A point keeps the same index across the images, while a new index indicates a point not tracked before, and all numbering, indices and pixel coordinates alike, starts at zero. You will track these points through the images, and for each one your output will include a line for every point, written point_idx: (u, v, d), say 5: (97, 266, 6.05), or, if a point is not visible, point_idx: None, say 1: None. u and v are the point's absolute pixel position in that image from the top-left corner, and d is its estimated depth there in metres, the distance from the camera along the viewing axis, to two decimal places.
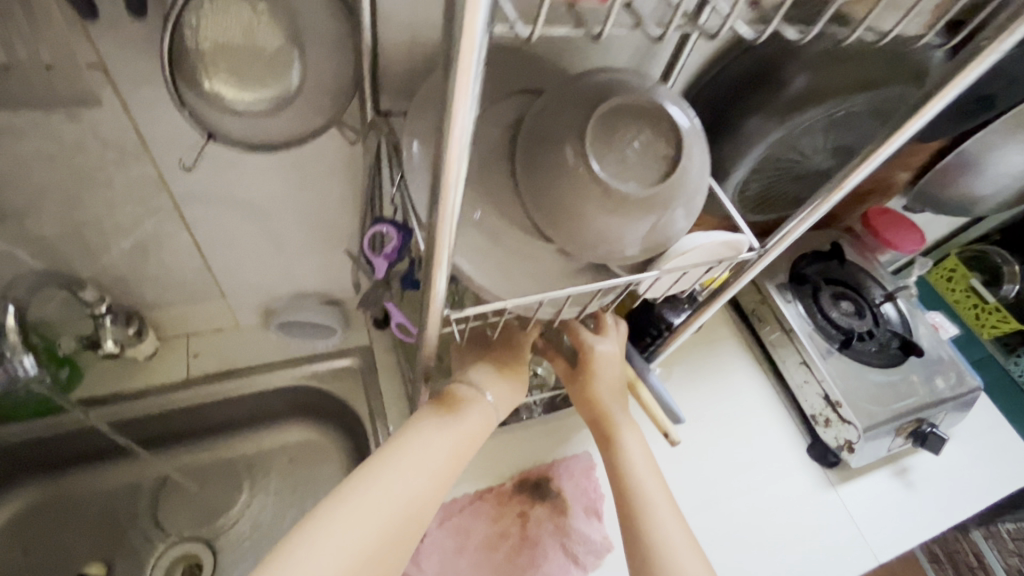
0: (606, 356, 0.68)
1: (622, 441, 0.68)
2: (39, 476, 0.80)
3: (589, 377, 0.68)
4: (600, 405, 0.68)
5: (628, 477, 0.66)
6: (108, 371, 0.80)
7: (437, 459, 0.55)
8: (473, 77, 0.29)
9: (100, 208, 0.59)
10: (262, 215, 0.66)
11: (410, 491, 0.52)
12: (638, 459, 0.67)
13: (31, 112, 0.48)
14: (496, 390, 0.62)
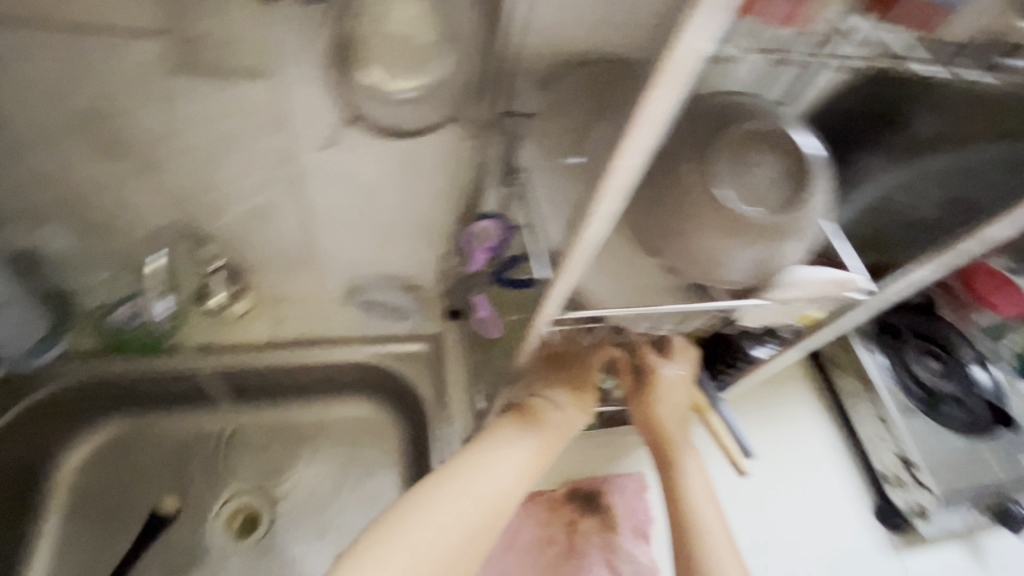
0: (671, 380, 0.68)
1: (681, 465, 0.67)
2: (125, 412, 0.85)
3: (652, 399, 0.68)
4: (661, 427, 0.67)
5: (686, 503, 0.65)
6: (200, 324, 0.83)
7: (523, 459, 0.62)
8: (684, 83, 0.32)
9: (230, 172, 0.62)
10: (367, 196, 0.69)
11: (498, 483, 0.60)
12: (697, 486, 0.66)
13: (193, 79, 0.51)
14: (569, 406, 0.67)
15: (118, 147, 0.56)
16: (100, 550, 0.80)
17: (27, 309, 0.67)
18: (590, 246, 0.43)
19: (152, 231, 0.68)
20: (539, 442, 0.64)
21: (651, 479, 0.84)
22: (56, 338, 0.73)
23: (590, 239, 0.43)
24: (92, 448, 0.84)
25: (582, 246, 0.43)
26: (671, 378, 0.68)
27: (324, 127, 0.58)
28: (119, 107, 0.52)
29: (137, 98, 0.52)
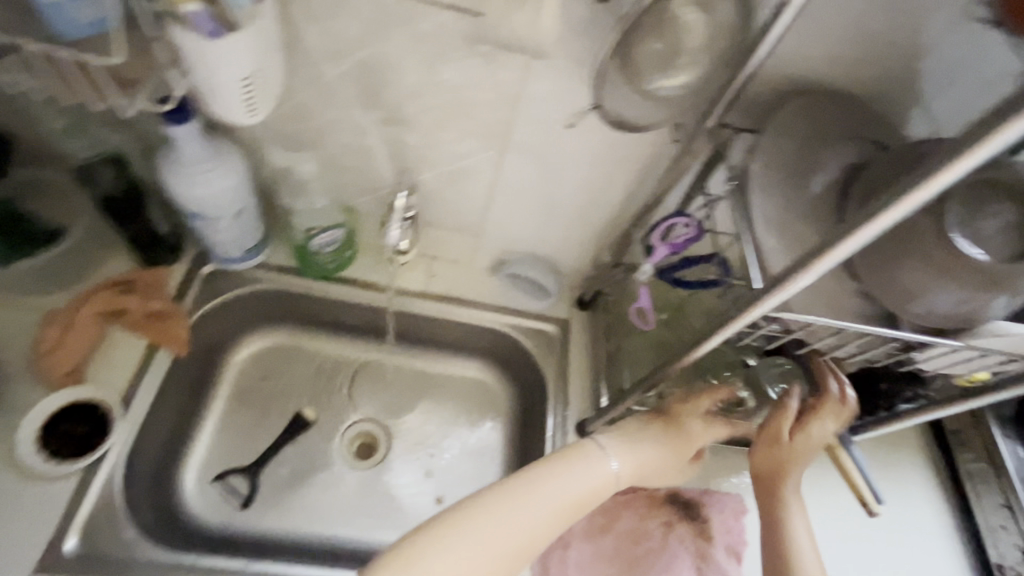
0: (817, 432, 0.68)
1: (791, 522, 0.68)
2: (288, 325, 0.96)
3: (789, 440, 0.69)
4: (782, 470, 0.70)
5: (793, 558, 0.65)
6: (369, 264, 0.93)
7: (563, 497, 0.64)
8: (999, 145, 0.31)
9: (452, 135, 0.70)
10: (553, 178, 0.75)
11: (535, 516, 0.61)
12: (805, 544, 0.66)
13: (466, 51, 0.58)
14: (625, 455, 0.71)
15: (376, 96, 0.65)
16: (248, 439, 0.90)
17: (250, 219, 0.78)
18: (822, 272, 0.43)
19: (365, 174, 0.77)
20: (627, 467, 0.71)
21: (750, 504, 0.85)
22: (260, 248, 0.85)
23: (825, 266, 0.42)
24: (255, 349, 0.95)
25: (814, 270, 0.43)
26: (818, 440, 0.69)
27: (551, 110, 0.64)
28: (393, 63, 0.61)
29: (411, 58, 0.60)
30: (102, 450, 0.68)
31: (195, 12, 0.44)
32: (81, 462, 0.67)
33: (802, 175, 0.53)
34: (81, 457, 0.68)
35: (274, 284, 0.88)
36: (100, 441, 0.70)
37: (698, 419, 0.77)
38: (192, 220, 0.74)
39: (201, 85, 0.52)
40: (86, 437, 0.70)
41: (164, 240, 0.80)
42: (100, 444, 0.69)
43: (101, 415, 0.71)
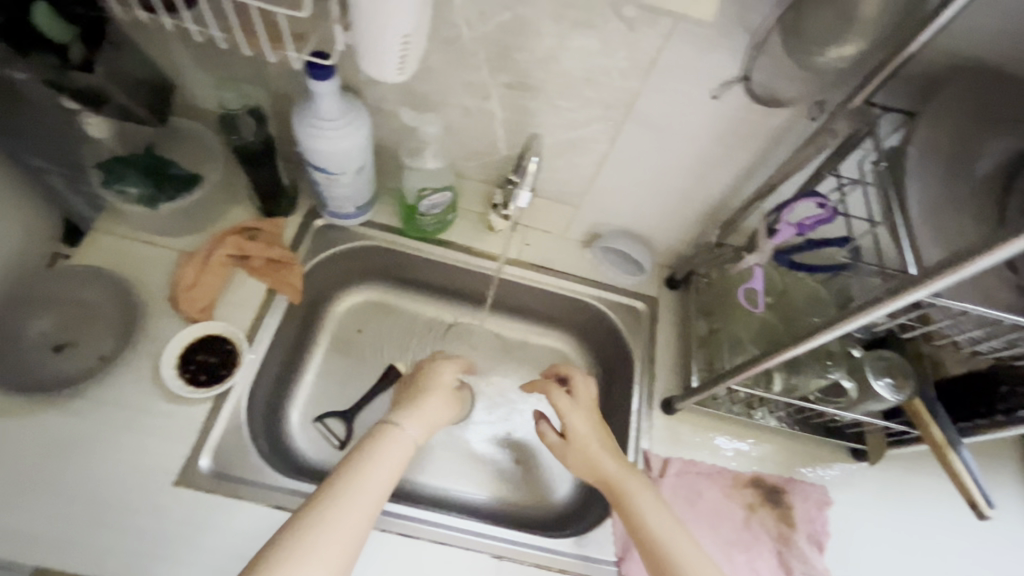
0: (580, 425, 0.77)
1: (634, 505, 0.68)
2: (383, 282, 1.01)
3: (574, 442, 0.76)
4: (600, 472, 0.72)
5: (655, 549, 0.64)
6: (466, 228, 0.95)
7: (377, 475, 0.62)
8: None
9: (573, 103, 0.70)
10: (668, 153, 0.74)
11: (363, 497, 0.60)
12: (662, 528, 0.66)
13: (608, 16, 0.58)
14: (405, 416, 0.72)
15: (507, 60, 0.66)
16: (344, 386, 0.95)
17: (367, 177, 0.82)
18: (968, 276, 0.42)
19: (478, 138, 0.79)
20: (420, 428, 0.72)
21: (836, 496, 0.84)
22: (370, 206, 0.89)
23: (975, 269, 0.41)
24: (353, 303, 1.00)
25: (957, 273, 0.42)
26: (574, 408, 0.79)
27: (682, 80, 0.63)
28: (531, 26, 0.61)
29: (550, 21, 0.60)
30: (231, 381, 0.74)
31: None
32: (213, 390, 0.74)
33: (958, 160, 0.51)
34: (212, 385, 0.75)
35: (379, 242, 0.92)
36: (229, 372, 0.76)
37: (440, 376, 0.81)
38: (316, 174, 0.78)
39: (359, 41, 0.54)
40: (217, 368, 0.76)
41: (282, 193, 0.85)
42: (229, 375, 0.75)
43: (229, 349, 0.77)
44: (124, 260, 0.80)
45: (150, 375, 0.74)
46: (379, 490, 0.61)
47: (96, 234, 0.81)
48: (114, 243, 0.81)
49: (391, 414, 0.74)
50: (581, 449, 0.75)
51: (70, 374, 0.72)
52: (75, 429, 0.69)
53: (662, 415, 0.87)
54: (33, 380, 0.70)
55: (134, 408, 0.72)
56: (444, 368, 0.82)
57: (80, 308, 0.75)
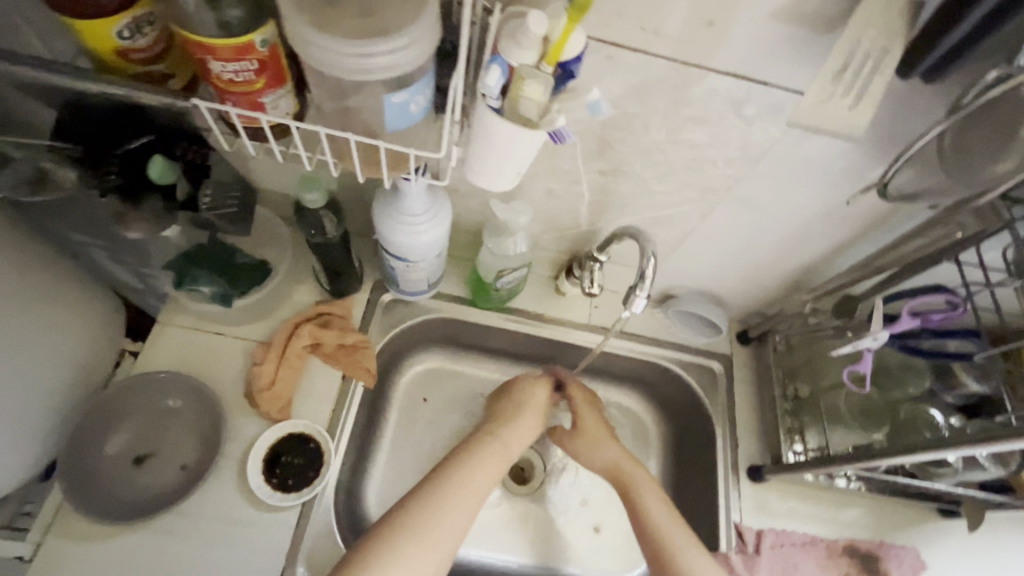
0: (585, 433, 0.81)
1: (635, 498, 0.74)
2: (448, 349, 0.98)
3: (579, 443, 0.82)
4: (605, 464, 0.79)
5: (654, 530, 0.70)
6: (535, 294, 0.92)
7: (480, 481, 0.67)
8: None
9: (670, 186, 0.67)
10: (762, 227, 0.72)
11: (463, 510, 0.64)
12: (659, 512, 0.72)
13: (727, 115, 0.55)
14: (508, 432, 0.75)
15: (607, 151, 0.63)
16: (414, 462, 0.92)
17: (442, 257, 0.79)
18: None
19: (559, 214, 0.76)
20: (517, 441, 0.75)
21: (930, 560, 0.83)
22: (439, 281, 0.86)
23: None
24: (417, 371, 0.97)
25: None
26: (588, 401, 0.84)
27: (792, 166, 0.61)
28: (640, 121, 0.58)
29: (661, 118, 0.57)
30: (321, 484, 0.72)
31: (560, 124, 0.42)
32: (304, 495, 0.71)
33: None
34: (302, 488, 0.72)
35: (448, 313, 0.90)
36: (316, 473, 0.73)
37: (538, 394, 0.80)
38: (394, 261, 0.74)
39: (473, 158, 0.51)
40: (304, 469, 0.73)
41: (351, 274, 0.82)
42: (317, 476, 0.73)
43: (313, 447, 0.75)
44: (191, 355, 0.76)
45: (234, 483, 0.71)
46: (475, 489, 0.66)
47: (158, 328, 0.77)
48: (179, 338, 0.77)
49: (488, 423, 0.76)
50: (585, 433, 0.81)
51: (152, 487, 0.70)
52: (164, 549, 0.67)
53: (750, 483, 0.84)
54: (115, 497, 0.68)
55: (223, 521, 0.69)
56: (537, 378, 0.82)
57: (159, 414, 0.73)
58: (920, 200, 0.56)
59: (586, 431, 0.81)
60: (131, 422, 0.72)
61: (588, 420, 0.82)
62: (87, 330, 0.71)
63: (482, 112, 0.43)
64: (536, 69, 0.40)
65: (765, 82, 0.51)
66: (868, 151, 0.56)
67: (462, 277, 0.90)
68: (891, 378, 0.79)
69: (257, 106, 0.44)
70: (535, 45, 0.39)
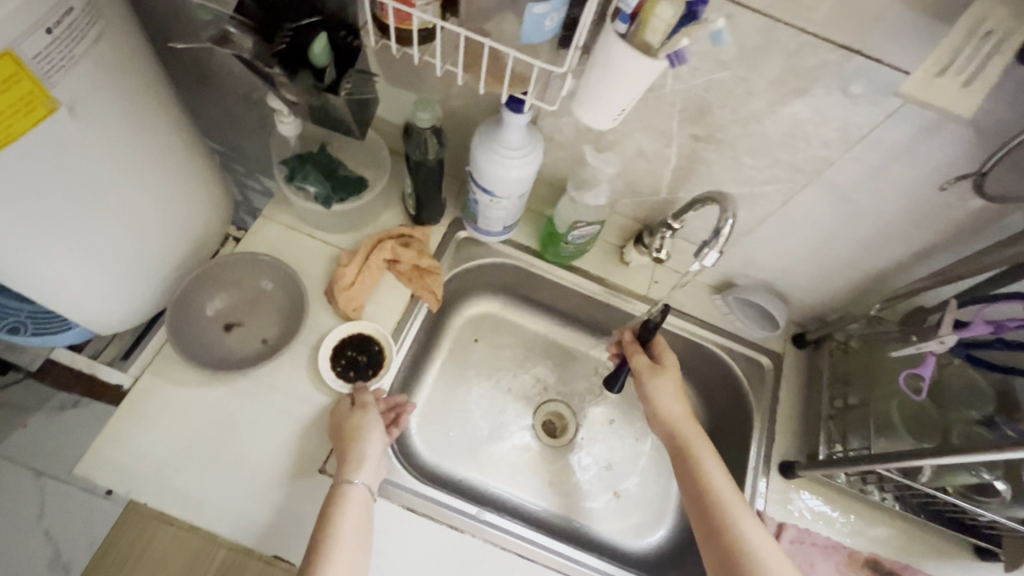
0: (661, 388, 0.82)
1: (697, 458, 0.76)
2: (506, 297, 1.03)
3: (653, 394, 0.82)
4: (671, 419, 0.80)
5: (713, 495, 0.72)
6: (599, 258, 0.96)
7: (353, 524, 0.65)
8: None
9: (759, 161, 0.69)
10: (845, 220, 0.72)
11: (349, 551, 0.63)
12: (719, 482, 0.73)
13: (833, 90, 0.57)
14: (362, 468, 0.70)
15: (704, 114, 0.65)
16: (457, 394, 0.97)
17: (523, 201, 0.84)
18: None
19: (642, 177, 0.79)
20: (371, 472, 0.70)
21: None
22: (514, 226, 0.91)
23: None
24: (474, 312, 1.03)
25: None
26: (666, 360, 0.85)
27: (887, 156, 0.62)
28: (744, 87, 0.60)
29: (766, 86, 0.59)
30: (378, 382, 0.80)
31: (681, 48, 0.47)
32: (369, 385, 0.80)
33: None
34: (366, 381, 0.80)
35: (514, 260, 0.95)
36: (374, 372, 0.81)
37: (367, 433, 0.73)
38: (480, 194, 0.80)
39: (585, 88, 0.54)
40: (364, 365, 0.81)
41: (436, 204, 0.88)
42: (376, 376, 0.81)
43: (377, 349, 0.82)
44: (287, 248, 0.85)
45: (307, 364, 0.79)
46: (357, 537, 0.65)
47: (263, 220, 0.86)
48: (280, 231, 0.86)
49: (335, 469, 0.70)
50: (662, 388, 0.82)
51: (235, 351, 0.79)
52: (238, 405, 0.75)
53: (780, 478, 0.85)
54: (205, 352, 0.77)
55: (291, 394, 0.77)
56: (374, 423, 0.74)
57: (252, 291, 0.82)
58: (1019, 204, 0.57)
59: (661, 369, 0.84)
60: (229, 292, 0.81)
61: (666, 378, 0.83)
62: (206, 204, 0.81)
63: (608, 36, 0.47)
64: None
65: (878, 59, 0.53)
66: (970, 147, 0.57)
67: (534, 229, 0.95)
68: (948, 399, 0.78)
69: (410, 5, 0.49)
70: None
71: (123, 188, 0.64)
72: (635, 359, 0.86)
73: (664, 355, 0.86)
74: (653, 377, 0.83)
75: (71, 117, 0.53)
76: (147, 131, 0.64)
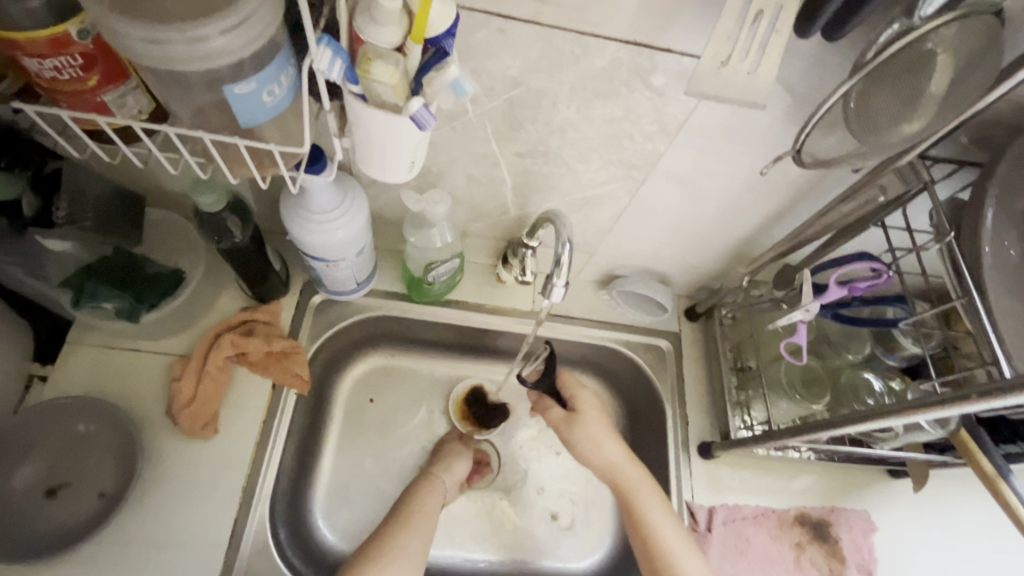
0: (590, 437, 0.77)
1: (641, 509, 0.73)
2: (390, 346, 0.94)
3: (582, 446, 0.77)
4: (609, 467, 0.76)
5: (662, 552, 0.70)
6: (475, 284, 0.89)
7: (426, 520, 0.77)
8: None
9: (592, 164, 0.64)
10: (696, 200, 0.69)
11: (421, 536, 0.75)
12: (668, 533, 0.71)
13: (637, 86, 0.52)
14: (454, 464, 0.86)
15: (519, 130, 0.59)
16: (360, 466, 0.88)
17: (367, 253, 0.75)
18: None
19: (483, 201, 0.72)
20: (457, 478, 0.86)
21: (879, 521, 0.83)
22: (371, 278, 0.82)
23: None
24: (360, 372, 0.93)
25: None
26: (586, 403, 0.79)
27: (712, 137, 0.58)
28: (547, 98, 0.54)
29: (568, 92, 0.53)
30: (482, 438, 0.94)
31: (418, 107, 0.38)
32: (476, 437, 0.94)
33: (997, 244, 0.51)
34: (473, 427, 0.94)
35: (384, 310, 0.86)
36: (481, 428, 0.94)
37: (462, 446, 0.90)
38: (314, 262, 0.70)
39: (357, 148, 0.46)
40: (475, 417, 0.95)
41: (274, 277, 0.77)
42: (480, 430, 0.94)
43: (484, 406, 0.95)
44: (107, 375, 0.72)
45: (162, 505, 0.68)
46: (428, 525, 0.77)
47: (68, 348, 0.72)
48: (90, 361, 0.72)
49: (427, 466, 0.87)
50: (592, 438, 0.77)
51: (66, 521, 0.66)
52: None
53: (700, 461, 0.84)
54: (21, 536, 0.64)
55: (151, 547, 0.66)
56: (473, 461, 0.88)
57: (67, 441, 0.69)
58: (836, 166, 0.53)
59: (586, 415, 0.78)
60: (41, 455, 0.68)
61: (594, 425, 0.78)
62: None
63: (347, 99, 0.40)
64: (395, 51, 0.37)
65: (669, 48, 0.48)
66: (784, 116, 0.54)
67: (397, 272, 0.87)
68: (833, 345, 0.78)
69: (99, 107, 0.39)
70: (394, 21, 0.36)
71: None
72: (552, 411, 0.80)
73: (584, 398, 0.79)
74: (578, 428, 0.78)
75: None
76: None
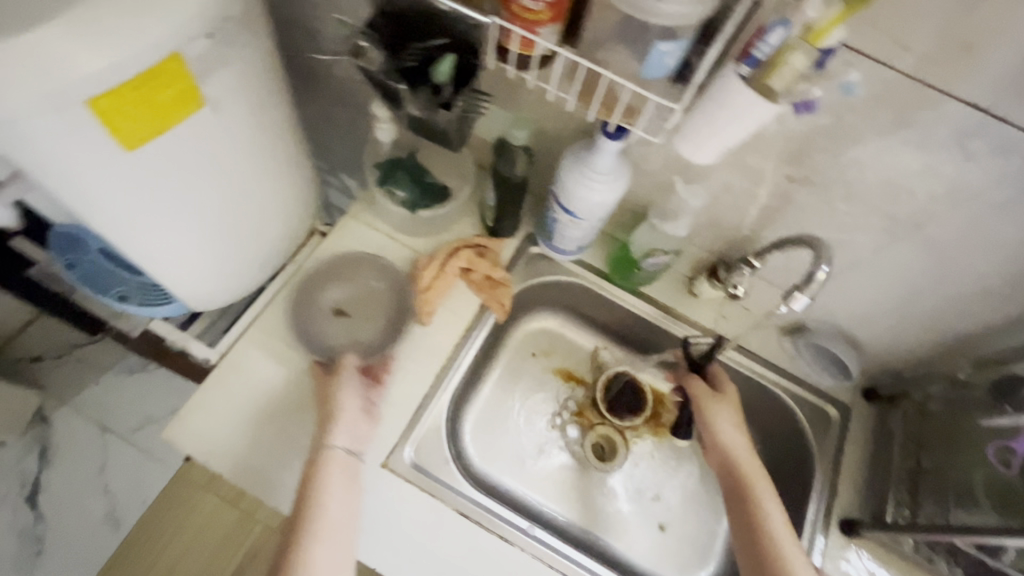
0: (718, 415, 0.81)
1: (756, 495, 0.74)
2: (567, 315, 1.03)
3: (709, 417, 0.81)
4: (731, 452, 0.79)
5: (771, 542, 0.70)
6: (668, 287, 0.95)
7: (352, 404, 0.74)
8: None
9: (854, 208, 0.68)
10: (939, 273, 0.70)
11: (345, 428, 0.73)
12: (780, 527, 0.71)
13: (948, 143, 0.56)
14: (345, 382, 0.76)
15: (804, 157, 0.65)
16: (510, 404, 0.97)
17: (600, 225, 0.85)
18: None
19: (725, 212, 0.79)
20: (349, 393, 0.75)
21: None
22: (586, 247, 0.92)
23: None
24: (533, 328, 1.03)
25: None
26: (725, 392, 0.83)
27: (996, 213, 0.60)
28: (850, 133, 0.60)
29: (872, 133, 0.59)
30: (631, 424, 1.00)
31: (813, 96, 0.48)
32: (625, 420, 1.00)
33: None
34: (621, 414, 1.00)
35: (582, 280, 0.95)
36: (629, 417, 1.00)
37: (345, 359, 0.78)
38: (561, 213, 0.81)
39: (691, 123, 0.55)
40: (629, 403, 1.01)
41: (512, 216, 0.89)
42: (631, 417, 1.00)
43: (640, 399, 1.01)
44: (369, 246, 0.89)
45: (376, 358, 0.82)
46: (353, 408, 0.74)
47: (347, 218, 0.91)
48: (360, 231, 0.90)
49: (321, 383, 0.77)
50: (721, 415, 0.81)
51: (334, 340, 0.84)
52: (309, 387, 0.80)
53: (841, 534, 0.80)
54: (319, 338, 0.84)
55: None
56: (351, 395, 0.75)
57: (364, 290, 0.88)
58: None
59: (726, 397, 0.82)
60: (346, 285, 0.88)
61: (728, 407, 0.82)
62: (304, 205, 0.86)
63: (729, 77, 0.49)
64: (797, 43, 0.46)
65: (1004, 116, 0.52)
66: None
67: (606, 252, 0.96)
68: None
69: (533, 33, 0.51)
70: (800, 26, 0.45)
71: (244, 175, 0.69)
72: (694, 387, 0.84)
73: (727, 386, 0.84)
74: (711, 405, 0.82)
75: (214, 112, 0.58)
76: (269, 141, 0.70)
